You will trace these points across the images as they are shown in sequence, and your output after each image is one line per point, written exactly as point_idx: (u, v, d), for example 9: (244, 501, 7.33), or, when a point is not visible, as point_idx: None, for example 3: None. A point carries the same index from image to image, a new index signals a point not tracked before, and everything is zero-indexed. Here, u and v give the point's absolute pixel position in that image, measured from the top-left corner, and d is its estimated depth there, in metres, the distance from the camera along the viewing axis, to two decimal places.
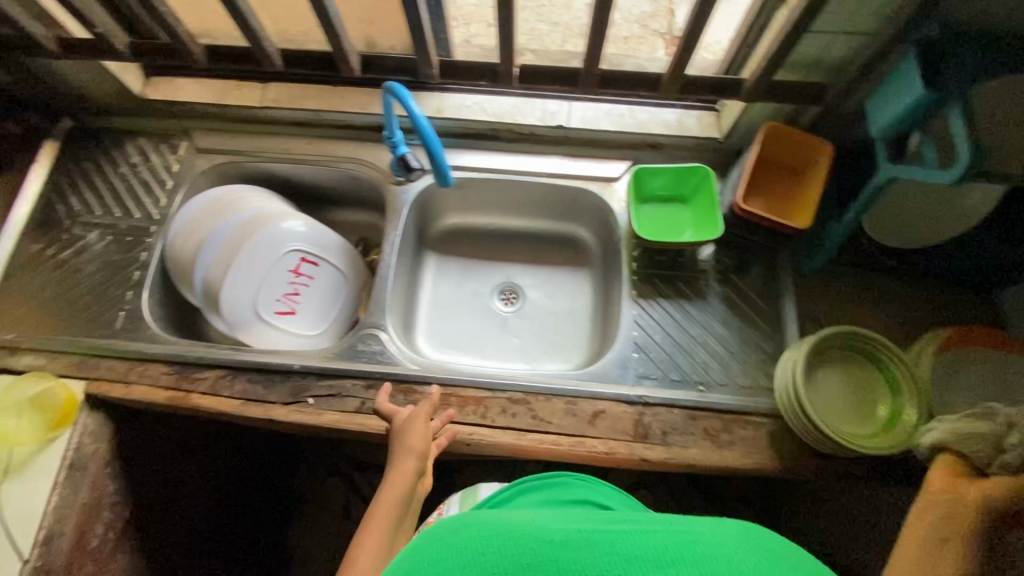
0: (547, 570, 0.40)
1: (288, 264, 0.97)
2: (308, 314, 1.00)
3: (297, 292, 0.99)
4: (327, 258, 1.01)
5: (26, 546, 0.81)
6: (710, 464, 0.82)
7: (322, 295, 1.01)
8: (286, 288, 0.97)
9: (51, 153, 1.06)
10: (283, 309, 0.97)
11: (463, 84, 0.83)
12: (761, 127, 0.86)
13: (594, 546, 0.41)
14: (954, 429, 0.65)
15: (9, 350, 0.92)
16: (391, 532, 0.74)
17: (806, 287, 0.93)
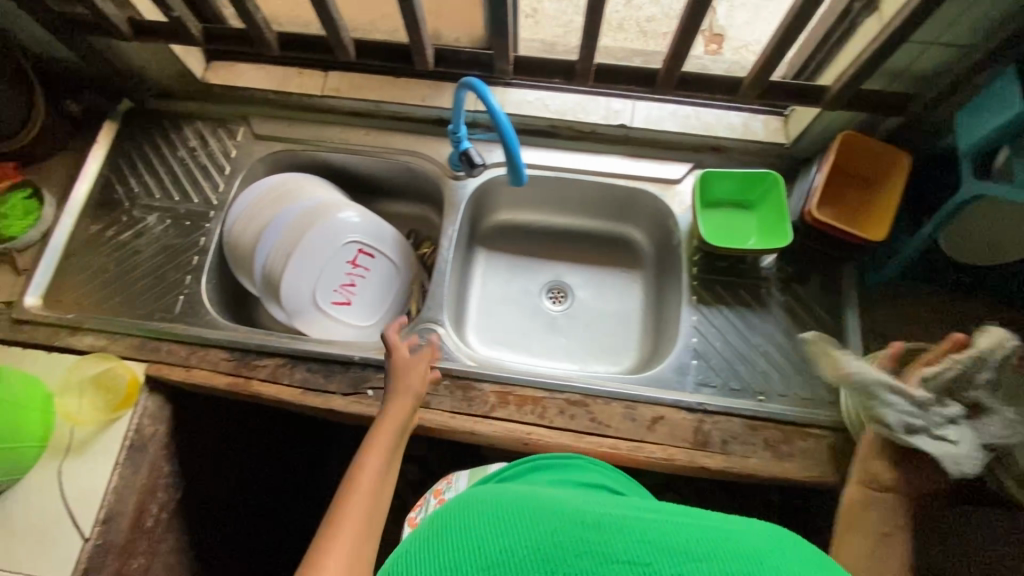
0: (576, 548, 0.42)
1: (346, 255, 0.97)
2: (363, 306, 1.00)
3: (354, 283, 0.99)
4: (382, 249, 1.01)
5: (88, 525, 0.82)
6: (770, 475, 0.82)
7: (377, 287, 1.01)
8: (343, 279, 0.97)
9: (110, 134, 1.06)
10: (339, 299, 0.97)
11: (537, 81, 0.82)
12: (838, 135, 0.84)
13: (624, 532, 0.43)
14: None
15: (70, 329, 0.92)
16: (390, 459, 0.71)
17: (869, 299, 0.92)
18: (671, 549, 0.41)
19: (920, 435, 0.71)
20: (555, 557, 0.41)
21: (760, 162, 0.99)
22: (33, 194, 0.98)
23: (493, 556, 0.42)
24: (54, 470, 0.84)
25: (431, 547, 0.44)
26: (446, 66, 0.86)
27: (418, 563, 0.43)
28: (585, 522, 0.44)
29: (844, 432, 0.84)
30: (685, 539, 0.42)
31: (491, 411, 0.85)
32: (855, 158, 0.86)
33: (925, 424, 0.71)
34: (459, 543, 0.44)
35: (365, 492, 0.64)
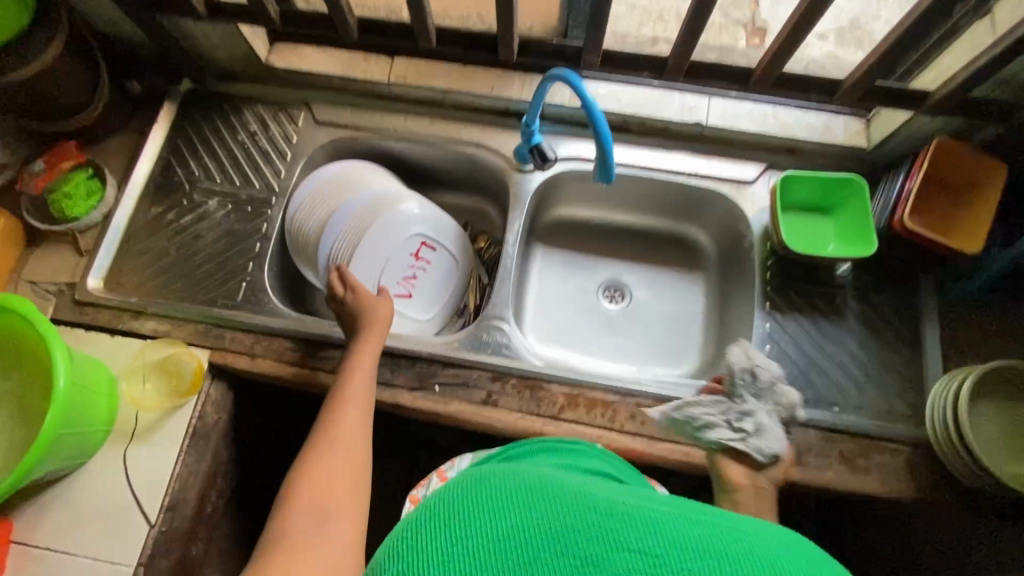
0: (589, 535, 0.39)
1: (409, 247, 0.95)
2: (423, 300, 0.98)
3: (415, 276, 0.97)
4: (444, 243, 0.99)
5: (153, 511, 0.81)
6: (846, 489, 0.80)
7: (437, 282, 0.99)
8: (406, 272, 0.96)
9: (169, 115, 1.04)
10: (401, 293, 0.96)
11: (624, 75, 0.80)
12: (932, 141, 0.80)
13: (643, 523, 0.40)
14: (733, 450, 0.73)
15: (133, 313, 0.91)
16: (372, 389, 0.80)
17: (950, 312, 0.89)
18: (688, 545, 0.39)
19: (716, 429, 0.74)
20: (568, 538, 0.39)
21: (839, 166, 0.96)
22: (96, 174, 0.96)
23: (503, 530, 0.41)
24: (118, 453, 0.84)
25: (447, 511, 0.44)
26: (528, 57, 0.84)
27: (433, 529, 0.42)
28: (601, 508, 0.42)
29: (923, 448, 0.82)
30: (704, 537, 0.39)
31: (560, 412, 0.84)
32: (948, 165, 0.82)
33: (720, 419, 0.74)
34: (473, 513, 0.43)
35: (349, 420, 0.75)
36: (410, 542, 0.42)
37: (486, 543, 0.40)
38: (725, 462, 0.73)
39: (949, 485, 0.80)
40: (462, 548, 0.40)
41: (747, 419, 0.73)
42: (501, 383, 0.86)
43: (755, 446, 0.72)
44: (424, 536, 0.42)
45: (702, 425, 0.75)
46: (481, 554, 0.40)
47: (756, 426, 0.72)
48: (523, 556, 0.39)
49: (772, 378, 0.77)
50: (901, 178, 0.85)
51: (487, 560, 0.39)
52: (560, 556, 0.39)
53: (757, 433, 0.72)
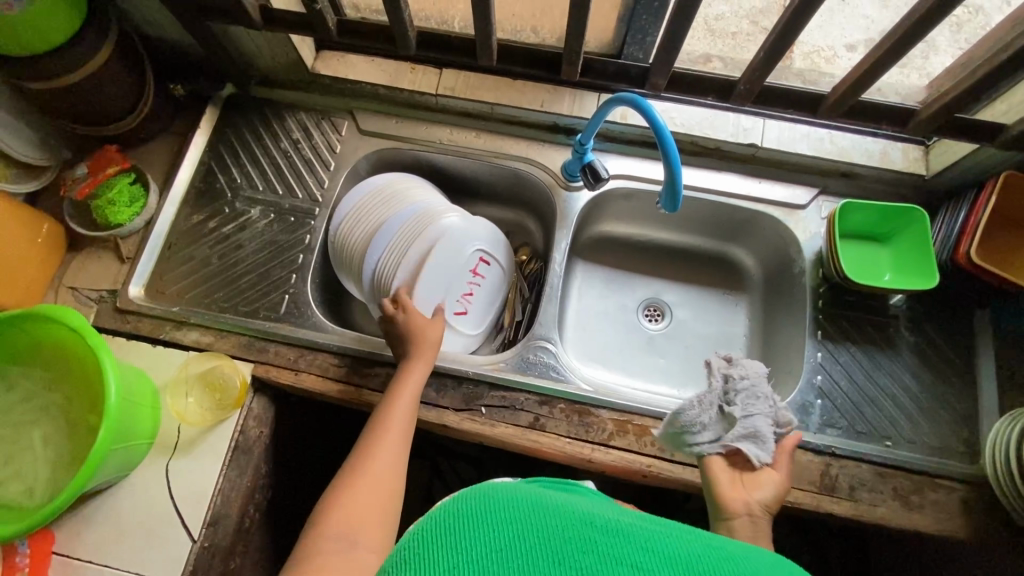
0: (585, 550, 0.39)
1: (470, 263, 0.94)
2: (476, 318, 0.96)
3: (471, 292, 0.95)
4: (497, 257, 0.98)
5: (196, 527, 0.80)
6: (900, 526, 0.78)
7: (489, 299, 0.98)
8: (464, 288, 0.94)
9: (211, 120, 1.02)
10: (459, 309, 0.94)
11: (687, 97, 0.79)
12: (999, 174, 0.78)
13: (639, 541, 0.40)
14: (723, 467, 0.69)
15: (175, 322, 0.90)
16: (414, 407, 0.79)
17: (1008, 346, 0.87)
18: (680, 561, 0.39)
19: (703, 431, 0.71)
20: (563, 552, 0.39)
21: (892, 192, 0.94)
22: (139, 180, 0.95)
23: (505, 540, 0.40)
24: (161, 466, 0.83)
25: (450, 514, 0.43)
26: (589, 75, 0.82)
27: (436, 538, 0.42)
28: (594, 521, 0.42)
29: (978, 487, 0.80)
30: (696, 554, 0.39)
31: (609, 439, 0.82)
32: (1014, 198, 0.80)
33: (708, 419, 0.71)
34: (473, 521, 0.42)
35: (391, 437, 0.74)
36: (412, 554, 0.42)
37: (486, 553, 0.40)
38: (715, 474, 0.69)
39: (1005, 526, 0.78)
40: (464, 558, 0.40)
41: (737, 411, 0.70)
42: (549, 406, 0.84)
43: (747, 444, 0.68)
44: (426, 547, 0.41)
45: (693, 425, 0.72)
46: (478, 561, 0.39)
47: (743, 426, 0.69)
48: (521, 567, 0.39)
49: (762, 373, 0.74)
50: (964, 210, 0.83)
51: (486, 569, 0.39)
52: (556, 567, 0.38)
53: (748, 429, 0.69)
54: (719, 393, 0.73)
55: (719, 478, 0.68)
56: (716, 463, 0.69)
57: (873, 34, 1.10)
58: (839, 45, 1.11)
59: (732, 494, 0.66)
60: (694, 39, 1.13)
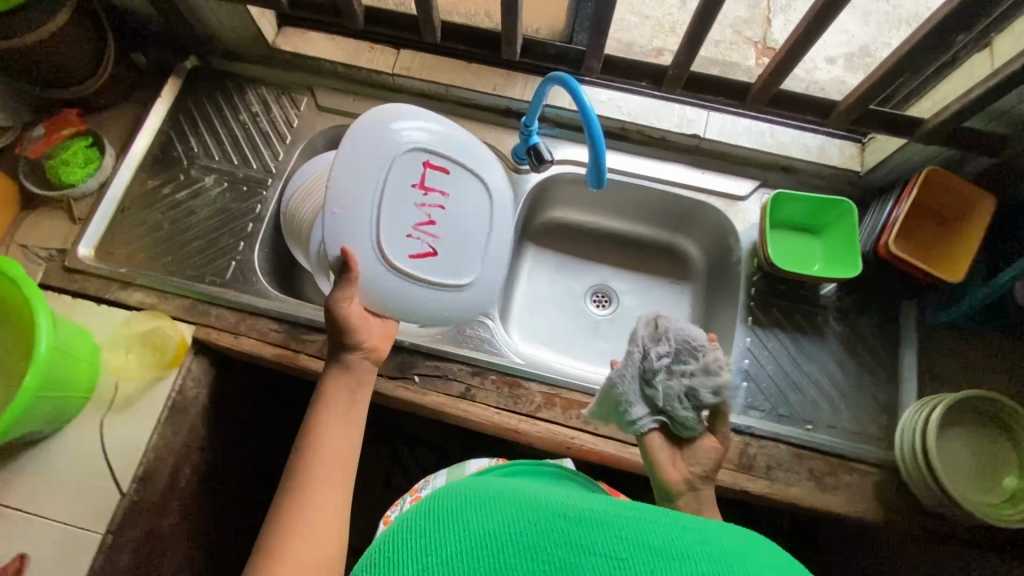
0: (563, 543, 0.33)
1: (402, 183, 0.74)
2: (453, 256, 0.79)
3: (431, 220, 0.76)
4: (440, 156, 0.77)
5: (126, 480, 0.82)
6: (811, 505, 0.80)
7: (467, 230, 0.79)
8: (417, 219, 0.76)
9: (173, 89, 1.04)
10: (424, 250, 0.76)
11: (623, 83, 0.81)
12: (921, 171, 0.80)
13: (624, 530, 0.34)
14: (665, 442, 0.70)
15: (121, 283, 0.92)
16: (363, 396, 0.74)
17: (930, 340, 0.89)
18: (658, 546, 0.33)
19: (634, 408, 0.69)
20: (539, 545, 0.33)
21: (829, 187, 0.97)
22: (95, 144, 0.98)
23: (476, 535, 0.35)
24: (97, 421, 0.84)
25: (422, 517, 0.38)
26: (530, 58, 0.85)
27: (403, 538, 0.36)
28: (569, 513, 0.36)
29: (892, 472, 0.83)
30: (675, 537, 0.34)
31: (536, 411, 0.85)
32: (937, 193, 0.82)
33: (636, 394, 0.69)
34: (442, 517, 0.37)
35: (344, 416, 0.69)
36: (380, 557, 0.36)
37: (455, 552, 0.34)
38: (655, 451, 0.69)
39: (915, 511, 0.80)
40: (433, 558, 0.34)
41: (657, 388, 0.68)
42: (480, 378, 0.87)
43: (670, 420, 0.68)
44: (392, 546, 0.36)
45: (624, 403, 0.70)
46: (448, 561, 0.33)
47: (665, 402, 0.67)
48: (496, 566, 0.33)
49: (692, 339, 0.68)
50: (891, 203, 0.86)
51: (455, 569, 0.33)
52: (532, 563, 0.32)
53: (670, 408, 0.67)
54: (641, 365, 0.70)
55: (662, 451, 0.69)
56: (659, 438, 0.70)
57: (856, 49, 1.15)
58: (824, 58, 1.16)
59: (674, 470, 0.67)
60: (661, 38, 1.18)
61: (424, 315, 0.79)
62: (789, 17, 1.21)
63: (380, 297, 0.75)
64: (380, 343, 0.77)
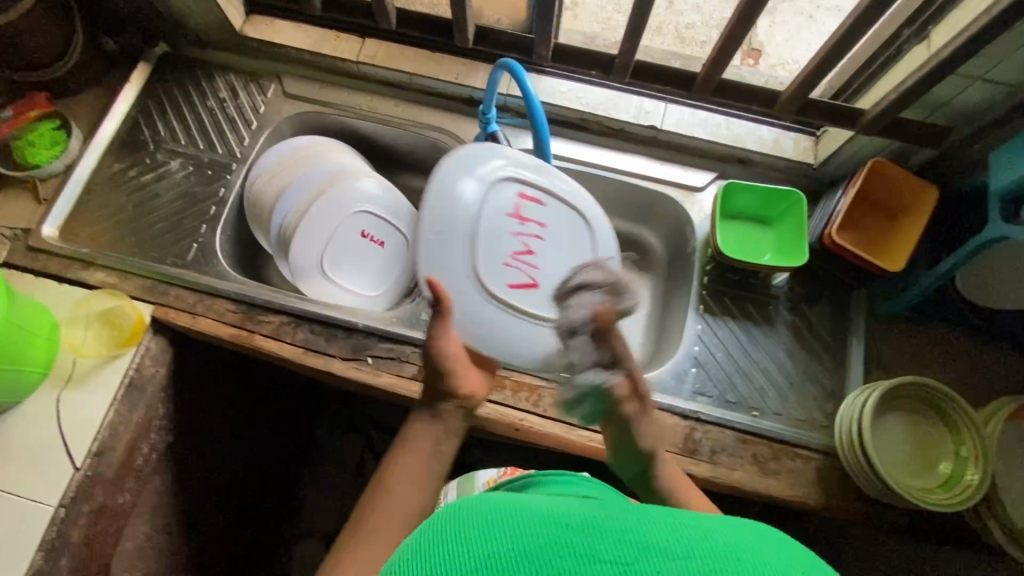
0: (568, 558, 0.32)
1: (505, 208, 0.77)
2: (554, 284, 0.79)
3: (529, 248, 0.79)
4: (541, 186, 0.80)
5: (79, 455, 0.83)
6: (754, 489, 0.82)
7: (564, 256, 0.81)
8: (517, 246, 0.77)
9: (142, 75, 1.06)
10: (523, 280, 0.77)
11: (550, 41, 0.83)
12: (865, 162, 0.82)
13: (629, 540, 0.34)
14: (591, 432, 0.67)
15: (83, 263, 0.93)
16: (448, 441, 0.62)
17: (878, 330, 0.90)
18: (657, 546, 0.33)
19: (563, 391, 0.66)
20: (543, 561, 0.32)
21: (785, 179, 0.99)
22: (62, 126, 0.99)
23: (481, 560, 0.33)
24: (53, 397, 0.85)
25: (419, 549, 0.36)
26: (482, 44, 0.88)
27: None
28: (569, 521, 0.35)
29: (835, 459, 0.84)
30: (673, 534, 0.34)
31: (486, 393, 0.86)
32: (880, 184, 0.84)
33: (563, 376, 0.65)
34: (441, 546, 0.35)
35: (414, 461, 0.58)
36: None
37: None
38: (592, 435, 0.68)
39: (856, 497, 0.81)
40: None
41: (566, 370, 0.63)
42: None
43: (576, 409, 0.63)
44: None
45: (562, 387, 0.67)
46: None
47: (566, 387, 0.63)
48: None
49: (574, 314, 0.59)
50: (838, 193, 0.87)
51: None
52: None
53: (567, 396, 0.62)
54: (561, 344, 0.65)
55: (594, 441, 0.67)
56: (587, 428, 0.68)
57: None
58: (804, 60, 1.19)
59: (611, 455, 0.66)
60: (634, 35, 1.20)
61: (522, 353, 0.77)
62: (775, 19, 1.23)
63: (472, 333, 0.74)
64: (479, 388, 0.67)
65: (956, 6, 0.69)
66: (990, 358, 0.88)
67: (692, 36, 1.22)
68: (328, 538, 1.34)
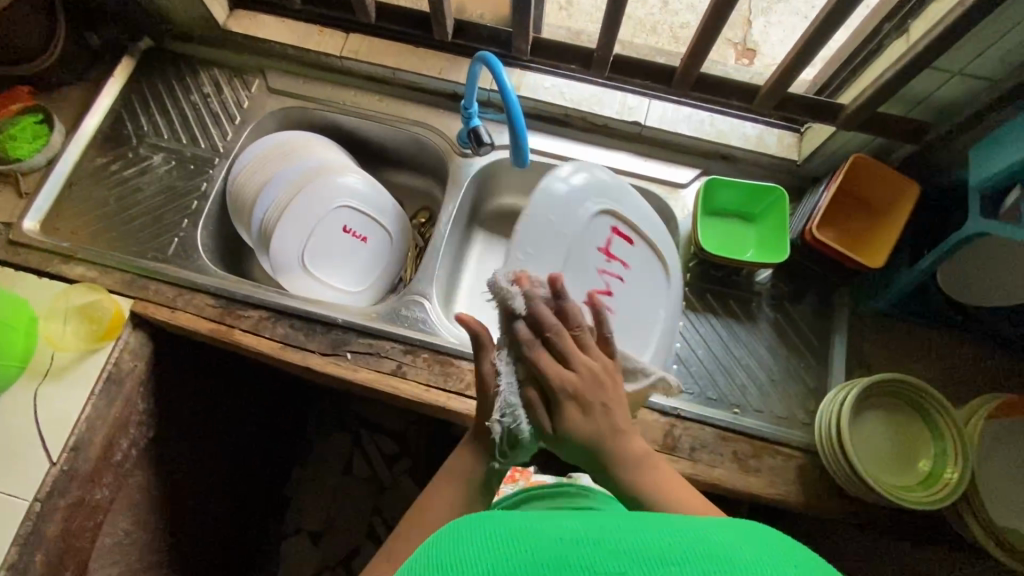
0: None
1: (599, 242, 0.82)
2: (631, 317, 0.83)
3: (607, 284, 0.82)
4: (637, 233, 0.85)
5: (57, 450, 0.83)
6: (734, 487, 0.81)
7: (637, 299, 0.85)
8: (597, 280, 0.81)
9: (126, 69, 1.06)
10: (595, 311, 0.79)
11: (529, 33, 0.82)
12: (846, 158, 0.82)
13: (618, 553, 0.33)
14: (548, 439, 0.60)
15: (63, 257, 0.93)
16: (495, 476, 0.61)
17: (860, 327, 0.90)
18: (650, 554, 0.32)
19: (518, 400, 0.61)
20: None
21: (769, 176, 0.98)
22: (45, 120, 0.99)
23: None
24: (31, 391, 0.85)
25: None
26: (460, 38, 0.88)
27: None
28: (562, 536, 0.35)
29: (816, 457, 0.83)
30: (665, 541, 0.33)
31: (466, 389, 0.85)
32: (861, 180, 0.84)
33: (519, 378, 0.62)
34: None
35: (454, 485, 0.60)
36: None
37: None
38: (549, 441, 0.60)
39: (837, 495, 0.81)
40: None
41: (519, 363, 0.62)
42: (412, 356, 0.88)
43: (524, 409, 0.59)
44: None
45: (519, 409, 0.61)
46: None
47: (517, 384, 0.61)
48: None
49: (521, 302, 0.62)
50: (819, 190, 0.87)
51: None
52: None
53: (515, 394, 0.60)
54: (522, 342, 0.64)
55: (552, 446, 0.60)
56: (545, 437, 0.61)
57: None
58: None
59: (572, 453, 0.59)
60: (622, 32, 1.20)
61: None
62: (769, 19, 1.23)
63: None
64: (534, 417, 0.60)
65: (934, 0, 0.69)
66: (975, 356, 0.87)
67: (681, 33, 1.22)
68: (314, 535, 1.33)
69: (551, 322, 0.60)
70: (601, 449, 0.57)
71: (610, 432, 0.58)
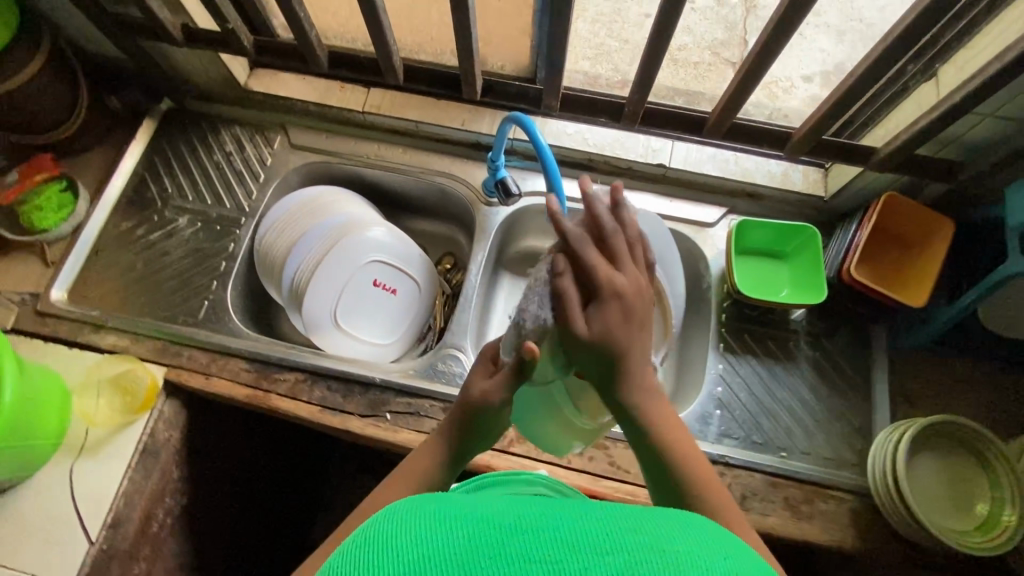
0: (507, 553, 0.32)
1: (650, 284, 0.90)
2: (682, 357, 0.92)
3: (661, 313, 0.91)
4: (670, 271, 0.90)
5: (95, 528, 0.81)
6: (788, 535, 0.80)
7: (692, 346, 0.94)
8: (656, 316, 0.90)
9: (148, 131, 1.06)
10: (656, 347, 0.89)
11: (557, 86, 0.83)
12: (877, 199, 0.82)
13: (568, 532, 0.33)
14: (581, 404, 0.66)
15: (93, 326, 0.92)
16: (454, 467, 0.60)
17: (899, 362, 0.89)
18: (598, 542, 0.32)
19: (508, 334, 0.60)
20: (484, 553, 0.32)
21: (796, 212, 0.98)
22: (69, 187, 0.98)
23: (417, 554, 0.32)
24: (66, 467, 0.83)
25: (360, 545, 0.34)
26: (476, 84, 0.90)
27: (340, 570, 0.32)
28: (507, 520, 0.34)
29: (868, 498, 0.82)
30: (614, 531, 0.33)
31: (509, 446, 0.84)
32: (894, 218, 0.84)
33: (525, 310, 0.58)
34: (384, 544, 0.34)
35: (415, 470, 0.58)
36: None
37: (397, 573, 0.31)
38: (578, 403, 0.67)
39: (892, 538, 0.79)
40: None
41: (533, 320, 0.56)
42: None
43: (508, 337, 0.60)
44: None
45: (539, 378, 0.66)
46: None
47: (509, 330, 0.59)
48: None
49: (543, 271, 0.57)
50: (852, 228, 0.87)
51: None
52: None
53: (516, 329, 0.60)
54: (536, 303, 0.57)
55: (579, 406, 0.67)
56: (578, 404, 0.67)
57: (826, 66, 1.16)
58: (796, 77, 1.17)
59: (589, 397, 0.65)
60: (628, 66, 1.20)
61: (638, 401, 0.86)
62: None
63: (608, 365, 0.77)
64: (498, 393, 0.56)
65: (963, 47, 0.70)
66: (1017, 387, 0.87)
67: (676, 56, 1.22)
68: None
69: (616, 229, 0.55)
70: (619, 356, 0.53)
71: (629, 345, 0.53)
